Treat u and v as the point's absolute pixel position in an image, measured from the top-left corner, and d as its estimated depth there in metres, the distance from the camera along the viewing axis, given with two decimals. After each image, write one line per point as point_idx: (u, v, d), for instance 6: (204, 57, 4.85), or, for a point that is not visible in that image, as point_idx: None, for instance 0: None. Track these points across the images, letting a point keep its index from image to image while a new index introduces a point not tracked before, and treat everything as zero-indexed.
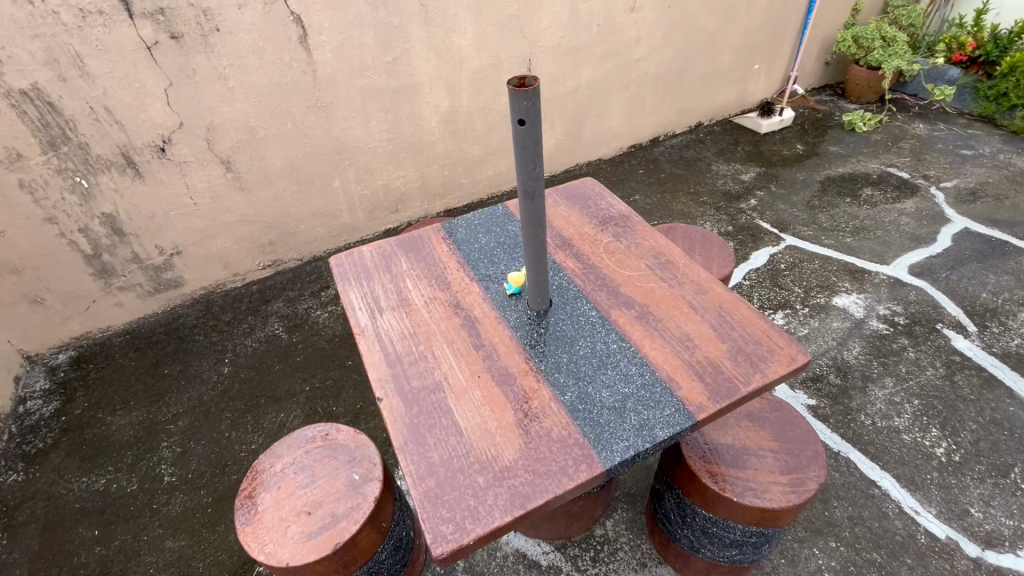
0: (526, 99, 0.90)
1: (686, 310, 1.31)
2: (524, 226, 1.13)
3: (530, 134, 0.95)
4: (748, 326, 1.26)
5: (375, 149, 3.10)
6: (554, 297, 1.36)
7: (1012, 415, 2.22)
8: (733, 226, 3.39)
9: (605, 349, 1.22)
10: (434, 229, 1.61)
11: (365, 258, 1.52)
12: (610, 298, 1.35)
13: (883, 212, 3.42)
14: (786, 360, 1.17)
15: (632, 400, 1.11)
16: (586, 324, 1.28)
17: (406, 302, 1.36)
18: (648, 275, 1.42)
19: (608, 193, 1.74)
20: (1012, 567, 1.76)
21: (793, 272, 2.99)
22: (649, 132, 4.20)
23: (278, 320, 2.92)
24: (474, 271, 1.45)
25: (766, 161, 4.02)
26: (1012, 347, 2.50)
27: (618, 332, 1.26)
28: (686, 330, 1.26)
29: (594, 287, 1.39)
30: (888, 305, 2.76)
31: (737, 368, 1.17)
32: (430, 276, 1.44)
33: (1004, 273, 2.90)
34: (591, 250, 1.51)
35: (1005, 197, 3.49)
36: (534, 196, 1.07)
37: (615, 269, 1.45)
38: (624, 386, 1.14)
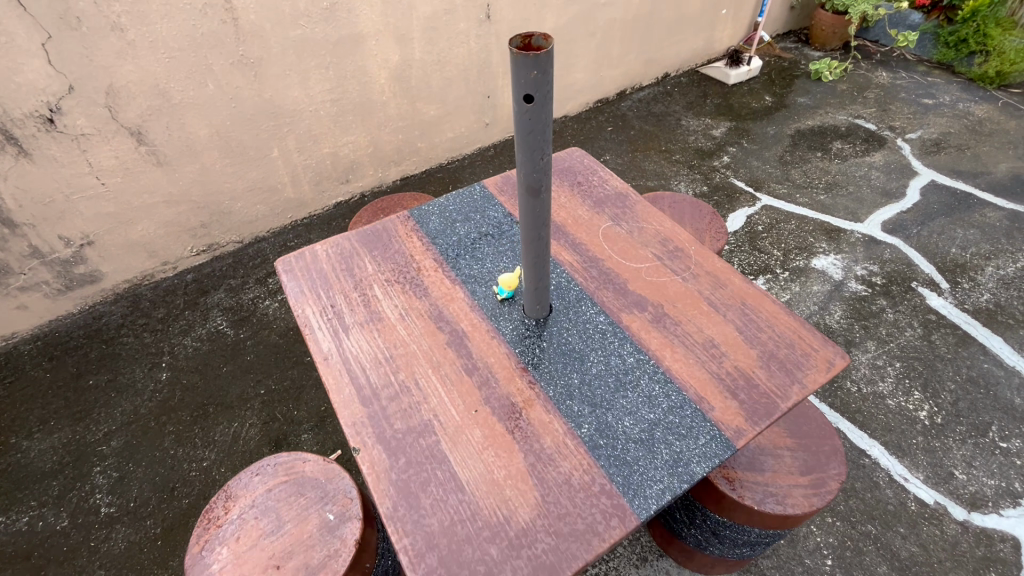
0: (538, 66, 0.66)
1: (707, 310, 1.14)
2: (524, 227, 0.91)
3: (541, 114, 0.72)
4: (776, 325, 1.11)
5: (317, 112, 2.71)
6: (554, 300, 1.16)
7: (987, 372, 2.25)
8: (708, 186, 3.25)
9: (621, 364, 1.04)
10: (401, 219, 1.36)
11: (319, 260, 1.25)
12: (618, 300, 1.16)
13: (853, 166, 3.37)
14: (823, 365, 1.03)
15: (660, 428, 0.94)
16: (595, 334, 1.09)
17: (376, 317, 1.12)
18: (657, 267, 1.23)
19: (599, 167, 1.52)
20: (996, 527, 1.80)
21: (771, 234, 2.91)
22: (616, 84, 3.94)
23: (221, 314, 2.58)
24: (455, 271, 1.22)
25: (736, 114, 3.87)
26: (982, 303, 2.53)
27: (634, 342, 1.08)
28: (710, 335, 1.09)
29: (599, 285, 1.19)
30: (865, 265, 2.73)
31: (773, 379, 1.02)
32: (402, 280, 1.20)
33: (971, 227, 2.92)
34: (589, 238, 1.30)
35: (966, 147, 3.51)
36: (540, 192, 0.84)
37: (619, 261, 1.25)
38: (648, 411, 0.97)
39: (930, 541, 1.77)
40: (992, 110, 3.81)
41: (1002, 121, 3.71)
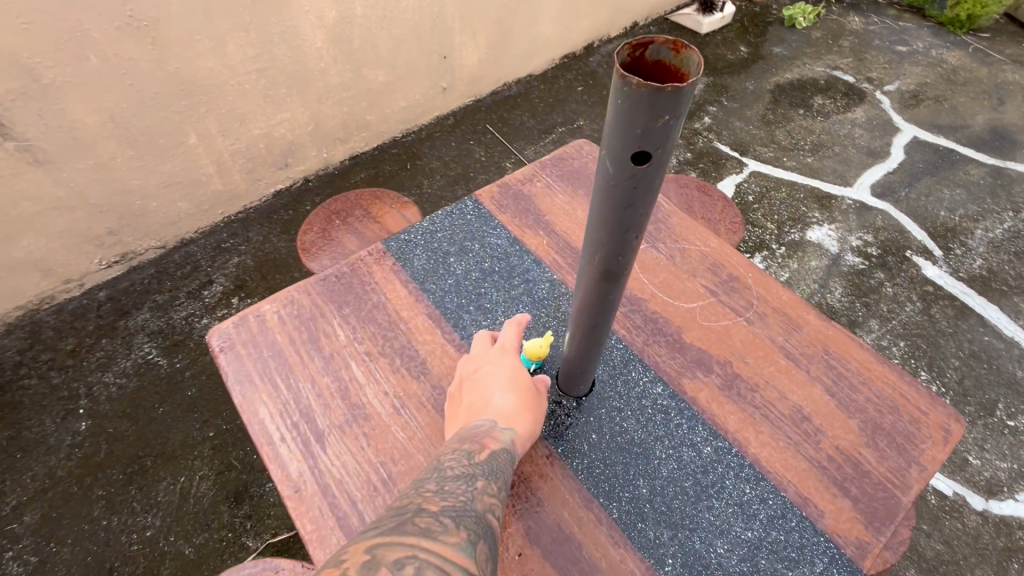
0: (668, 110, 0.57)
1: (786, 366, 1.15)
2: (584, 302, 0.88)
3: (651, 175, 0.65)
4: (874, 387, 1.13)
5: (242, 86, 2.22)
6: (615, 389, 1.13)
7: (987, 345, 2.21)
8: (692, 152, 3.00)
9: (708, 470, 1.03)
10: (383, 257, 1.32)
11: (273, 332, 1.19)
12: (676, 359, 1.16)
13: (836, 124, 3.20)
14: (938, 436, 1.06)
15: (762, 548, 0.95)
16: (667, 432, 1.07)
17: (358, 413, 1.08)
18: (714, 307, 1.24)
19: None
20: (1012, 514, 1.76)
21: (762, 205, 2.72)
22: (583, 37, 3.53)
23: (148, 340, 2.15)
24: (456, 326, 1.22)
25: (712, 67, 3.57)
26: (975, 270, 2.47)
27: (716, 439, 1.06)
28: (799, 403, 1.10)
29: (659, 360, 1.17)
30: (859, 234, 2.60)
31: (885, 460, 1.04)
32: (388, 353, 1.17)
33: (956, 187, 2.84)
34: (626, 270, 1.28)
35: (944, 98, 3.40)
36: (615, 277, 0.81)
37: (695, 322, 1.21)
38: (744, 530, 0.97)
39: (952, 536, 1.72)
40: (964, 57, 3.70)
41: (974, 69, 3.62)
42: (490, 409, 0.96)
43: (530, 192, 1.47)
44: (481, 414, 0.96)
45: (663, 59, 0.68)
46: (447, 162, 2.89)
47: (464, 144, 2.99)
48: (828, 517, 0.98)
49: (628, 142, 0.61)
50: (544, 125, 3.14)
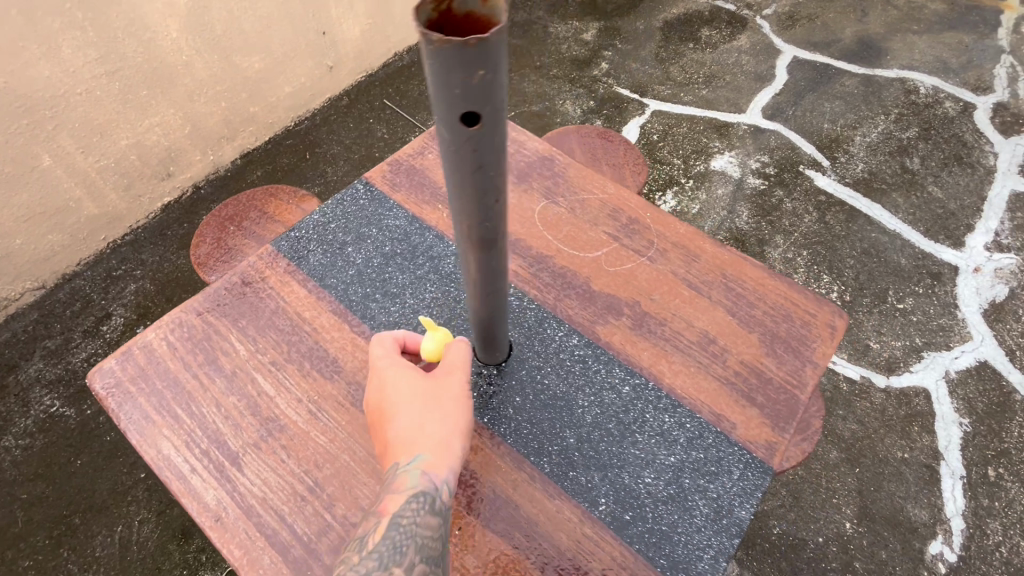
0: (479, 65, 0.55)
1: (690, 296, 1.21)
2: (475, 274, 0.86)
3: (486, 134, 0.63)
4: (767, 298, 1.22)
5: (92, 92, 1.99)
6: (533, 349, 1.16)
7: (875, 240, 2.43)
8: (595, 100, 3.02)
9: (628, 405, 1.09)
10: (277, 260, 1.26)
11: (164, 363, 1.12)
12: (588, 308, 1.20)
13: (724, 53, 3.31)
14: (827, 332, 1.17)
15: (685, 470, 1.02)
16: (585, 376, 1.12)
17: (273, 427, 1.04)
18: (616, 251, 1.28)
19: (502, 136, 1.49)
20: (909, 385, 1.98)
21: (667, 142, 2.81)
22: None
23: (46, 392, 1.95)
24: (366, 318, 1.18)
25: (602, 12, 3.56)
26: (859, 174, 2.69)
27: (632, 374, 1.12)
28: (704, 327, 1.18)
29: (566, 306, 1.21)
30: (757, 157, 2.76)
31: (784, 365, 1.13)
32: (296, 358, 1.13)
33: (835, 99, 3.05)
34: (528, 230, 1.30)
35: (816, 16, 3.58)
36: (493, 244, 0.79)
37: (598, 269, 1.25)
38: (668, 456, 1.03)
39: (865, 414, 1.91)
40: None
41: None
42: (393, 445, 0.93)
43: (422, 167, 1.43)
44: (389, 455, 0.93)
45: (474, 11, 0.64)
46: (348, 145, 2.74)
47: (364, 123, 2.84)
48: (740, 428, 1.07)
49: (451, 105, 0.59)
50: None
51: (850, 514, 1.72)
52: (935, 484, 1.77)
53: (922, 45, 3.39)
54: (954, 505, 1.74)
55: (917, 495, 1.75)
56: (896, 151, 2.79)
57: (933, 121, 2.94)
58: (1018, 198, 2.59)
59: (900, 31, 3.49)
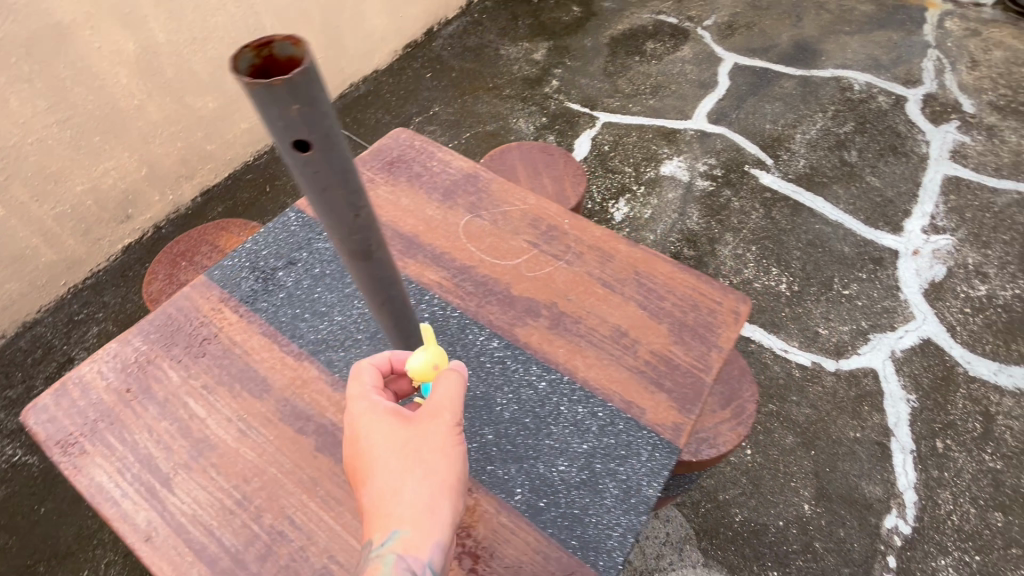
0: (295, 98, 0.49)
1: (603, 294, 1.19)
2: (369, 292, 0.78)
3: (328, 162, 0.55)
4: (675, 289, 1.20)
5: (43, 141, 2.03)
6: (455, 355, 1.13)
7: (819, 231, 2.54)
8: (547, 116, 3.13)
9: (540, 397, 1.07)
10: (209, 290, 1.30)
11: (97, 394, 1.15)
12: (508, 312, 1.18)
13: (669, 64, 3.45)
14: (731, 315, 1.15)
15: (597, 456, 0.99)
16: (497, 371, 1.10)
17: (203, 447, 1.07)
18: (534, 257, 1.24)
19: (433, 150, 1.48)
20: (857, 366, 2.07)
21: (618, 152, 2.92)
22: (420, 23, 3.52)
23: (9, 442, 1.94)
24: (296, 338, 1.22)
25: (551, 31, 3.69)
26: (801, 169, 2.81)
27: (544, 367, 1.10)
28: (617, 322, 1.15)
29: (487, 309, 1.18)
30: (704, 160, 2.87)
31: (691, 351, 1.11)
32: (227, 380, 1.16)
33: (775, 100, 3.19)
34: (451, 242, 1.28)
35: (753, 24, 3.76)
36: (379, 262, 0.71)
37: (515, 273, 1.23)
38: (580, 444, 1.01)
39: (817, 398, 1.99)
40: None
41: None
42: (373, 514, 0.85)
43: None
44: (369, 526, 0.85)
45: (295, 54, 0.56)
46: None
47: None
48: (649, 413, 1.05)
49: (280, 137, 0.52)
50: (400, 119, 3.12)
51: (808, 496, 1.79)
52: (887, 460, 1.85)
53: (854, 45, 3.58)
54: (906, 479, 1.81)
55: (871, 472, 1.82)
56: (835, 146, 2.92)
57: (868, 115, 3.09)
58: (951, 182, 2.73)
59: (832, 33, 3.68)
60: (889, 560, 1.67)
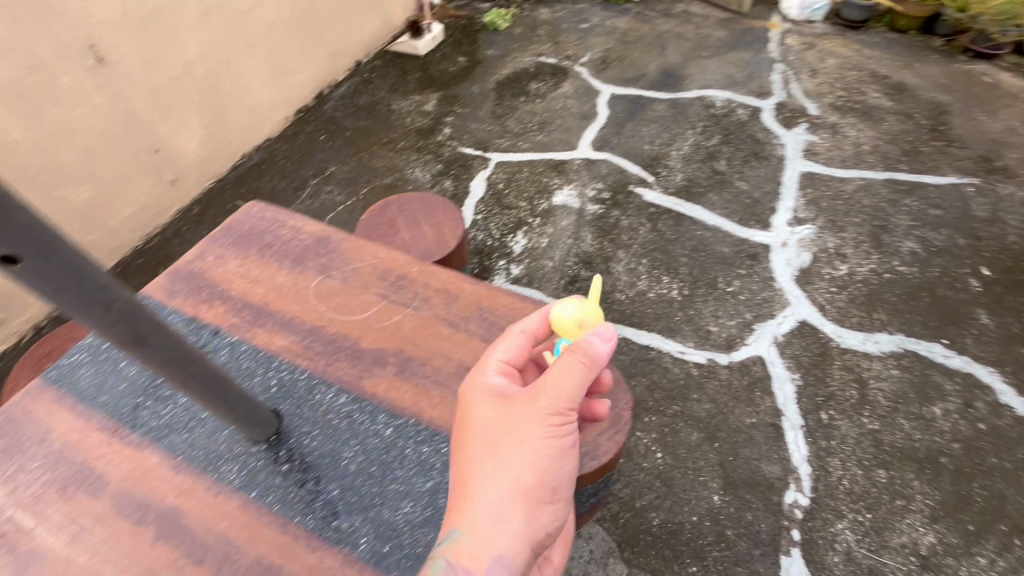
0: None
1: (449, 334, 1.30)
2: (155, 368, 0.87)
3: (45, 270, 0.65)
4: (514, 320, 1.33)
5: None
6: (305, 416, 1.23)
7: (701, 237, 2.76)
8: (441, 162, 3.25)
9: (385, 446, 1.17)
10: (39, 393, 1.28)
11: None
12: (356, 366, 1.28)
13: (552, 101, 3.69)
14: None
15: (441, 492, 1.12)
16: (349, 427, 1.20)
17: (30, 561, 1.08)
18: (384, 308, 1.36)
19: (288, 220, 1.54)
20: (747, 356, 2.23)
21: (512, 188, 3.06)
22: (309, 89, 3.61)
23: None
24: (137, 426, 1.23)
25: (439, 83, 3.87)
26: (679, 183, 3.06)
27: (389, 414, 1.21)
28: (460, 357, 1.27)
29: (336, 367, 1.28)
30: (593, 186, 3.06)
31: None
32: (63, 484, 1.16)
33: (650, 123, 3.48)
34: (302, 307, 1.36)
35: (624, 57, 4.11)
36: (144, 339, 0.81)
37: (367, 327, 1.32)
38: (424, 483, 1.13)
39: (715, 392, 2.13)
40: (630, 20, 4.51)
41: (638, 28, 4.43)
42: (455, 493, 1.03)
43: (204, 268, 1.44)
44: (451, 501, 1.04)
45: None
46: None
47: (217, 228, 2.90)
48: None
49: None
50: (296, 182, 3.15)
51: (716, 487, 1.89)
52: (781, 439, 1.99)
53: (713, 67, 3.98)
54: (800, 454, 1.96)
55: (769, 453, 1.96)
56: (706, 158, 3.21)
57: (731, 127, 3.42)
58: (807, 178, 3.05)
59: (694, 58, 4.08)
60: (793, 534, 1.80)
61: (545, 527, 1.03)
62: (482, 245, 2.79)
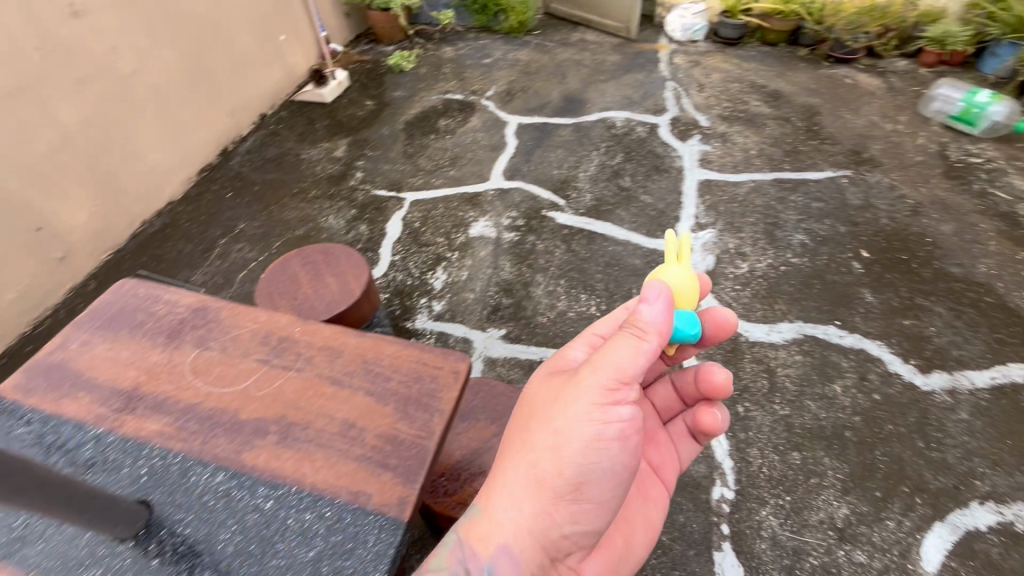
0: None
1: (331, 392, 1.07)
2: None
3: None
4: (401, 366, 1.11)
5: None
6: (161, 503, 0.95)
7: (613, 252, 2.88)
8: (356, 207, 3.24)
9: (260, 521, 0.93)
10: None
11: None
12: (218, 432, 1.03)
13: (462, 136, 3.79)
14: (451, 375, 1.09)
15: (325, 561, 0.88)
16: (214, 504, 0.95)
17: None
18: (264, 374, 1.11)
19: (156, 287, 1.27)
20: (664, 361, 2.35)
21: (428, 225, 3.09)
22: (211, 146, 3.54)
23: None
24: None
25: (348, 128, 3.88)
26: (588, 203, 3.19)
27: (263, 482, 0.96)
28: (345, 416, 1.04)
29: (197, 437, 1.02)
30: (507, 215, 3.14)
31: (415, 422, 1.03)
32: None
33: (558, 148, 3.63)
34: (154, 376, 1.11)
35: (528, 87, 4.29)
36: None
37: (231, 390, 1.08)
38: (306, 554, 0.89)
39: None
40: (530, 52, 4.73)
41: (539, 59, 4.64)
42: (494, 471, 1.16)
43: (65, 358, 1.15)
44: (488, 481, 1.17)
45: None
46: None
47: None
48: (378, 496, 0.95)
49: None
50: (203, 244, 3.03)
51: None
52: None
53: (611, 90, 4.22)
54: (722, 449, 2.05)
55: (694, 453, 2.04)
56: (612, 177, 3.37)
57: (632, 145, 3.63)
58: (704, 186, 3.27)
59: (593, 83, 4.32)
60: (723, 529, 1.87)
61: (561, 521, 1.11)
62: (402, 285, 2.78)
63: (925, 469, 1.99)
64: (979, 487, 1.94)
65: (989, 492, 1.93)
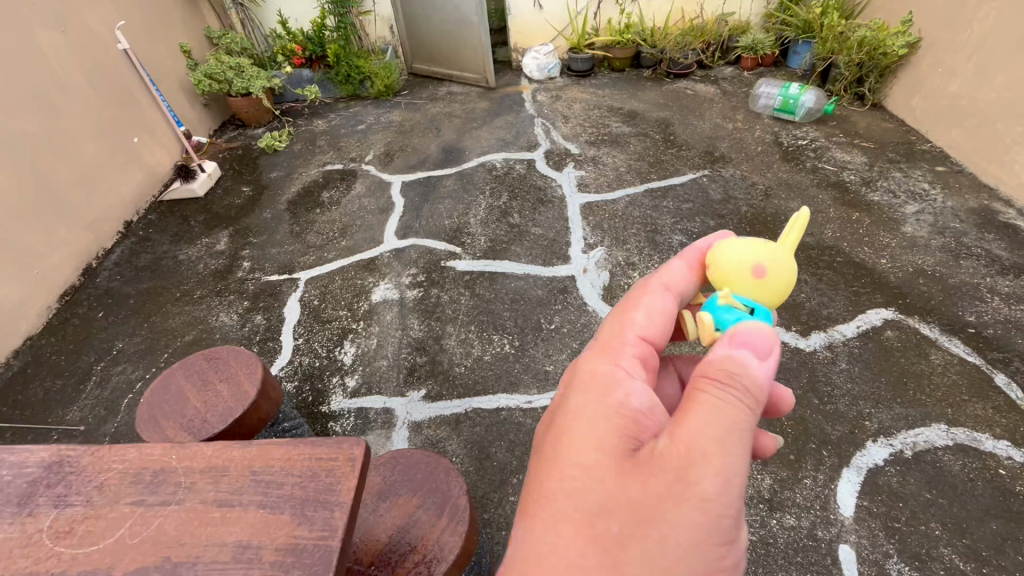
0: None
1: (219, 515, 1.01)
2: None
3: None
4: (294, 466, 1.07)
5: None
6: None
7: (516, 288, 2.97)
8: (248, 299, 3.09)
9: None
10: None
11: None
12: None
13: (348, 205, 3.77)
14: (347, 464, 1.06)
15: None
16: None
17: None
18: (140, 515, 1.02)
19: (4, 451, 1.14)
20: None
21: (328, 301, 3.01)
22: (70, 266, 3.25)
23: None
24: None
25: (227, 219, 3.73)
26: (484, 245, 3.28)
27: None
28: (238, 537, 0.97)
29: None
30: (407, 273, 3.14)
31: (316, 524, 0.98)
32: None
33: (446, 199, 3.72)
34: (10, 556, 0.98)
35: (405, 146, 4.38)
36: None
37: (105, 546, 0.99)
38: None
39: None
40: (402, 112, 4.86)
41: (411, 117, 4.78)
42: None
43: None
44: None
45: None
46: None
47: None
48: None
49: None
50: (77, 376, 2.72)
51: None
52: None
53: (485, 135, 4.43)
54: None
55: None
56: (501, 216, 3.50)
57: (515, 183, 3.80)
58: (586, 208, 3.49)
59: (467, 132, 4.50)
60: None
61: None
62: (311, 368, 2.67)
63: (825, 423, 2.20)
64: (870, 427, 2.17)
65: (878, 429, 2.16)
